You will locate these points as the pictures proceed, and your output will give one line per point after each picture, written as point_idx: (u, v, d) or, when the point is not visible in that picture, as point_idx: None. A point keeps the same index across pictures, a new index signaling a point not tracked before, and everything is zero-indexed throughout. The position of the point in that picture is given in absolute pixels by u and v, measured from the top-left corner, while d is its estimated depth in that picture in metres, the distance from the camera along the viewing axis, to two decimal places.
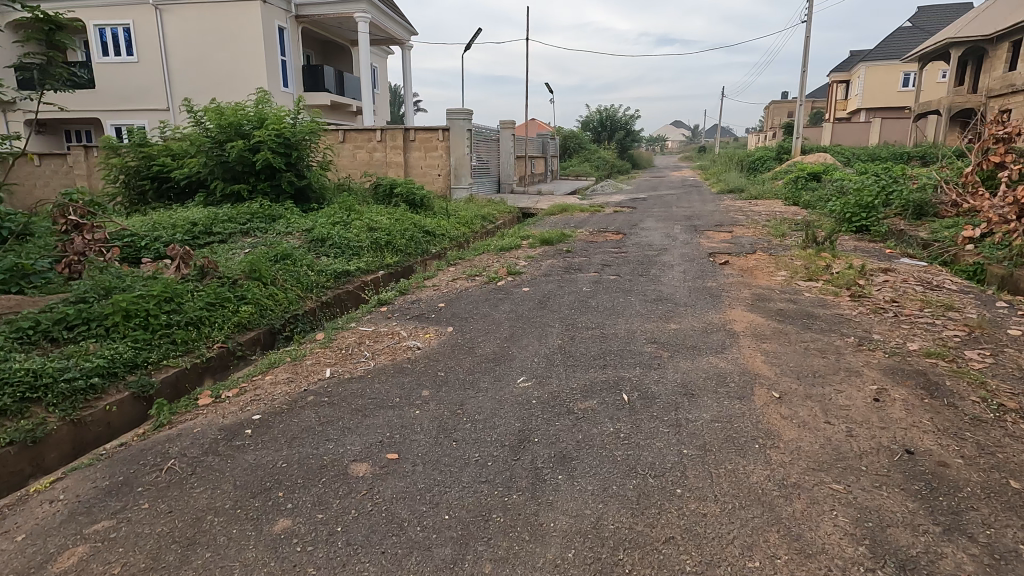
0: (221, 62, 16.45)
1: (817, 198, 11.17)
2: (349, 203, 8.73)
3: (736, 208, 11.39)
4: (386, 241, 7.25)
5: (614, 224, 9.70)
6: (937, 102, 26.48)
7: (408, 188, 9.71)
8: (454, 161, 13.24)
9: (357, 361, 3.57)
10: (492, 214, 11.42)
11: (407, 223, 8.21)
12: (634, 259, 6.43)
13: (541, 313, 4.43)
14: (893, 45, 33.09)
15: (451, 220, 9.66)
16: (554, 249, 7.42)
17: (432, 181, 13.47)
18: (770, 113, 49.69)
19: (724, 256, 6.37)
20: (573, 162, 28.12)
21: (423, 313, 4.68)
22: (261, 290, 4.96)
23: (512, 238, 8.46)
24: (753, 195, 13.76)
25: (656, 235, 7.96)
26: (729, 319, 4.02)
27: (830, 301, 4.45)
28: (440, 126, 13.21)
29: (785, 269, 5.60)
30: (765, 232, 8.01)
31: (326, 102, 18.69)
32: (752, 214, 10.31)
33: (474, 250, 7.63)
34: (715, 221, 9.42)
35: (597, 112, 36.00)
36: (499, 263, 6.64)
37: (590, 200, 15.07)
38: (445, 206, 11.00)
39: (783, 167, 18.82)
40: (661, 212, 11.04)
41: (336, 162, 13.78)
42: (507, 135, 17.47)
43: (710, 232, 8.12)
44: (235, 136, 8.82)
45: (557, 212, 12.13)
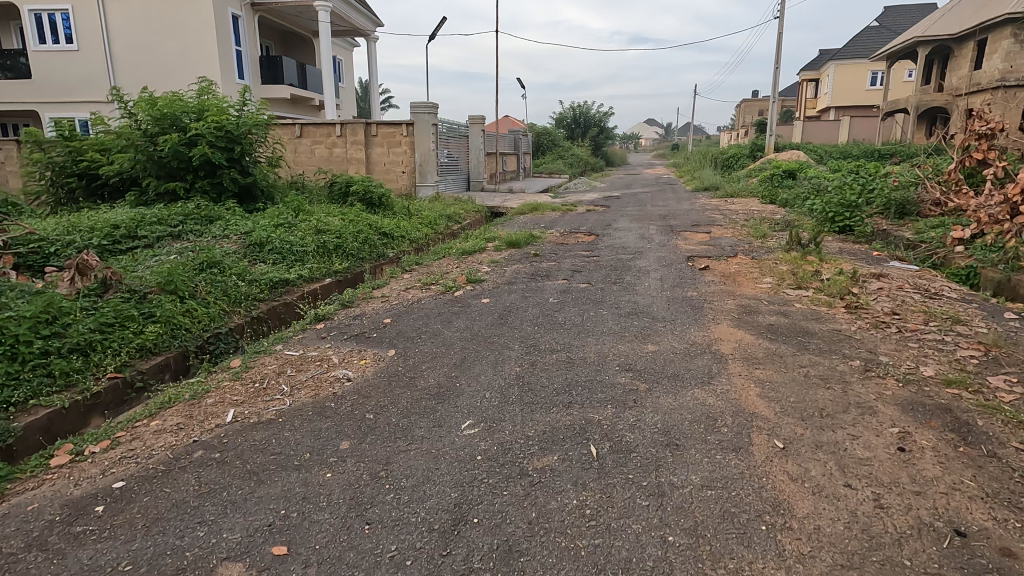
0: (170, 52, 15.40)
1: (795, 196, 10.82)
2: (299, 203, 7.99)
3: (713, 207, 10.96)
4: (335, 245, 6.56)
5: (586, 224, 9.16)
6: (904, 100, 26.74)
7: (365, 186, 9.00)
8: (420, 157, 12.59)
9: (269, 400, 2.92)
10: (459, 213, 10.78)
11: (360, 224, 7.52)
12: (607, 264, 5.88)
13: (500, 331, 3.84)
14: (861, 44, 33.40)
15: (413, 220, 8.99)
16: (521, 253, 6.84)
17: (396, 179, 12.76)
18: (742, 111, 50.03)
19: (703, 260, 5.87)
20: (546, 159, 27.59)
21: (365, 332, 4.05)
22: (174, 305, 4.24)
23: (476, 240, 7.85)
24: (729, 193, 13.40)
25: (631, 237, 7.45)
26: (713, 338, 3.49)
27: (824, 314, 3.97)
28: (404, 121, 12.50)
29: (770, 274, 5.13)
30: (745, 233, 7.56)
31: (286, 96, 17.74)
32: (730, 213, 9.88)
33: (434, 254, 7.00)
34: (691, 220, 8.95)
35: (570, 109, 35.52)
36: (460, 269, 6.03)
37: (563, 199, 14.54)
38: (408, 206, 10.32)
39: (757, 165, 18.57)
40: (635, 211, 10.57)
41: (293, 158, 12.96)
42: (477, 130, 16.82)
43: (687, 233, 7.64)
44: (170, 128, 7.99)
45: (527, 211, 11.56)
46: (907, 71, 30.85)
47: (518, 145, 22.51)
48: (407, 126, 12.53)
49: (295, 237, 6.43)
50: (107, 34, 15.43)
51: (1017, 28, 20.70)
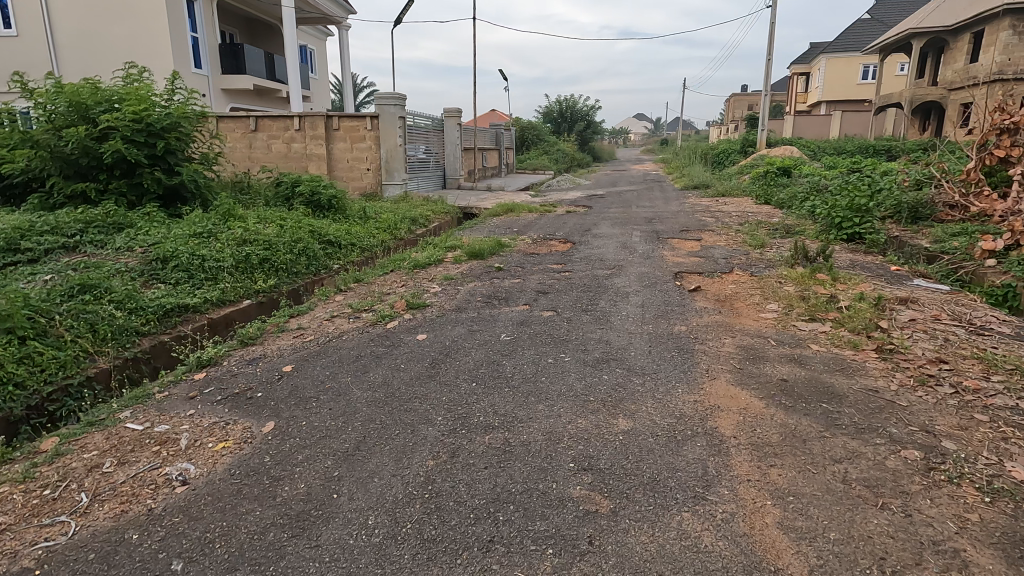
0: (118, 38, 14.23)
1: (792, 197, 9.92)
2: (231, 207, 6.97)
3: (702, 208, 10.07)
4: (261, 258, 5.58)
5: (563, 228, 8.24)
6: (897, 94, 26.08)
7: (313, 186, 7.99)
8: (385, 153, 11.56)
9: (47, 526, 1.95)
10: (426, 216, 9.78)
11: (300, 232, 6.55)
12: (580, 283, 4.96)
13: (424, 389, 2.89)
14: (853, 37, 32.68)
15: (368, 225, 8.00)
16: (484, 267, 5.90)
17: (361, 177, 11.71)
18: (731, 106, 49.31)
19: (694, 278, 4.96)
20: (531, 155, 26.58)
21: (253, 387, 3.09)
22: (7, 350, 3.25)
23: (435, 249, 6.88)
24: (719, 192, 12.53)
25: (610, 246, 6.54)
26: (706, 405, 2.56)
27: (848, 362, 3.06)
28: (368, 113, 11.47)
29: (773, 299, 4.22)
30: (740, 241, 6.68)
31: (249, 87, 16.60)
32: (721, 216, 8.99)
33: (382, 267, 6.02)
34: (679, 225, 8.05)
35: (557, 102, 34.48)
36: (405, 289, 5.06)
37: (543, 198, 13.61)
38: (367, 208, 9.31)
39: (749, 161, 17.71)
40: (618, 213, 9.67)
41: (248, 155, 11.90)
42: (452, 124, 15.78)
43: (675, 241, 6.74)
44: (80, 120, 6.90)
45: (502, 212, 10.59)
46: (899, 65, 30.19)
47: (500, 139, 21.48)
48: (371, 119, 11.51)
49: (213, 248, 5.43)
50: (48, 19, 14.24)
51: (1015, 20, 20.03)
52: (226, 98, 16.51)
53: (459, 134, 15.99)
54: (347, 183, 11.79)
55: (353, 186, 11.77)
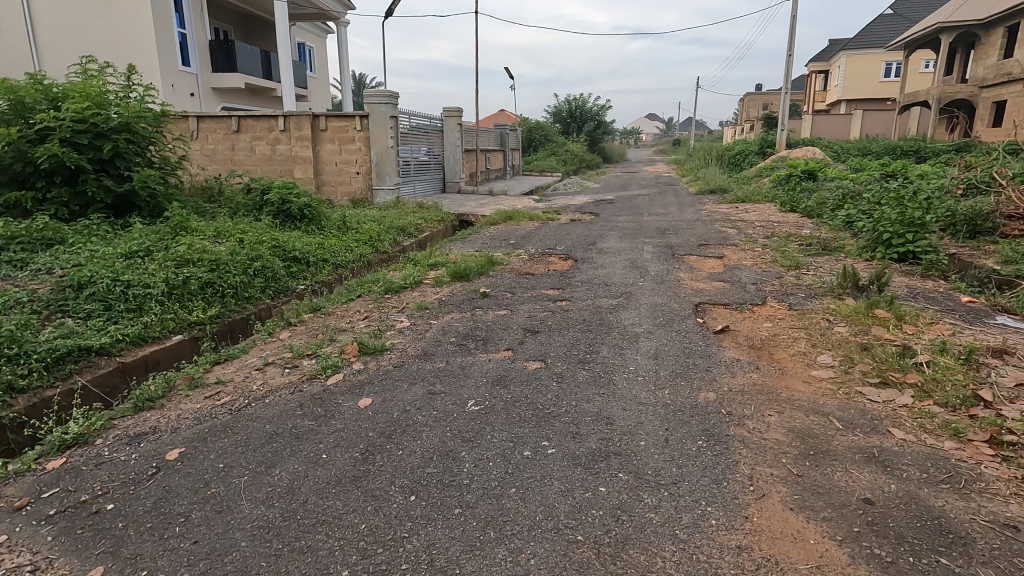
0: (102, 34, 13.56)
1: (823, 205, 8.91)
2: (185, 218, 6.14)
3: (721, 216, 9.12)
4: (204, 282, 4.74)
5: (564, 241, 7.35)
6: (924, 92, 24.83)
7: (284, 194, 7.16)
8: (376, 156, 10.73)
9: None
10: (416, 226, 8.92)
11: (260, 249, 5.72)
12: (579, 317, 4.06)
13: (339, 508, 2.00)
14: (875, 33, 31.34)
15: (345, 237, 7.15)
16: (467, 292, 5.01)
17: (350, 181, 10.95)
18: (746, 105, 48.02)
19: (719, 314, 4.03)
20: (538, 156, 25.68)
21: (107, 491, 2.21)
22: None
23: (416, 268, 6.02)
24: (738, 198, 11.55)
25: (617, 265, 5.63)
26: (755, 564, 1.65)
27: (955, 468, 2.11)
28: (356, 113, 10.63)
29: (825, 349, 3.28)
30: (769, 259, 5.75)
31: (241, 85, 15.89)
32: (743, 226, 8.04)
33: (349, 292, 5.16)
34: (697, 238, 7.13)
35: (566, 101, 33.50)
36: (366, 323, 4.19)
37: (547, 204, 12.72)
38: (350, 217, 8.49)
39: (768, 163, 16.68)
40: (628, 221, 8.78)
41: (232, 158, 11.17)
42: (453, 125, 14.89)
43: (691, 258, 5.84)
44: (15, 120, 6.09)
45: (501, 221, 9.69)
46: (925, 61, 28.84)
47: (505, 140, 20.59)
48: (361, 119, 10.69)
49: (145, 271, 4.59)
50: (29, 14, 13.59)
51: None
52: (217, 97, 15.82)
53: (460, 135, 15.10)
54: (335, 187, 11.05)
55: (342, 191, 11.03)
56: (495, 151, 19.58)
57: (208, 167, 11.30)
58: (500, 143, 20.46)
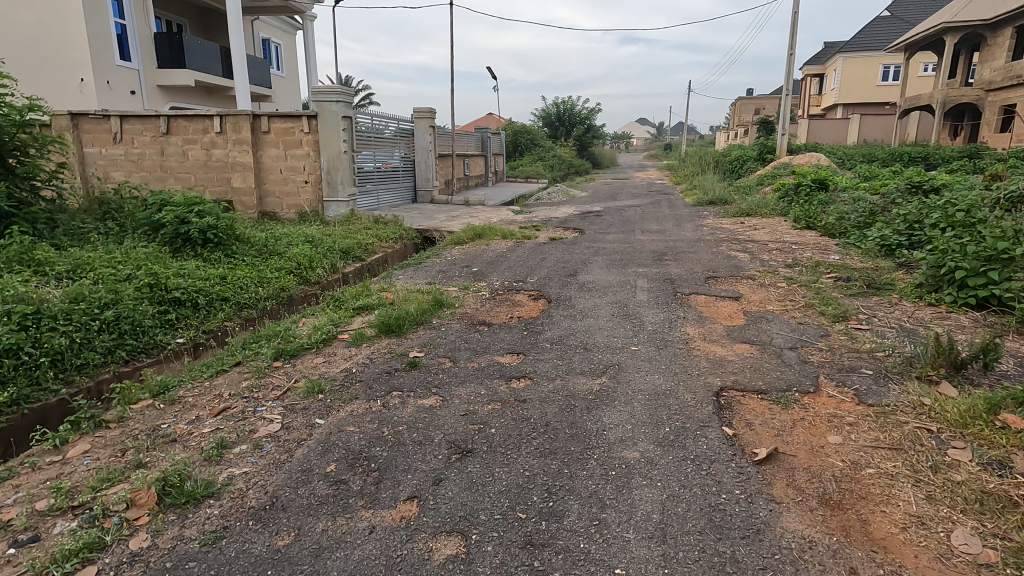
0: (26, 24, 12.05)
1: (848, 224, 7.55)
2: (31, 246, 4.65)
3: (726, 235, 7.75)
4: (4, 348, 3.29)
5: (538, 270, 5.94)
6: (926, 95, 23.77)
7: (184, 211, 5.70)
8: (326, 163, 9.29)
9: None
10: (363, 249, 7.46)
11: (124, 291, 4.27)
12: (537, 418, 2.63)
13: None
14: (873, 36, 30.36)
15: (261, 266, 5.70)
16: (390, 358, 3.58)
17: (297, 191, 9.52)
18: (738, 110, 46.98)
19: (752, 414, 2.62)
20: (524, 162, 24.32)
21: None
22: None
23: (338, 313, 4.58)
24: (742, 210, 10.21)
25: (600, 312, 4.24)
26: None
27: None
28: (303, 113, 9.17)
29: (959, 517, 1.87)
30: (799, 303, 4.37)
31: (192, 83, 14.41)
32: (755, 249, 6.66)
33: (227, 357, 3.72)
34: (700, 266, 5.76)
35: (554, 104, 32.22)
36: (213, 426, 2.75)
37: (526, 216, 11.33)
38: (281, 237, 7.04)
39: (770, 170, 15.38)
40: (616, 242, 7.41)
41: (161, 164, 9.72)
42: (425, 126, 13.45)
43: (697, 302, 4.45)
44: None
45: (469, 239, 8.26)
46: (925, 65, 27.83)
47: (486, 144, 19.18)
48: (308, 120, 9.24)
49: None
50: None
51: None
52: (163, 96, 14.33)
53: (433, 139, 13.66)
54: (280, 199, 9.60)
55: (288, 203, 9.59)
56: (475, 157, 18.18)
57: (134, 175, 9.83)
58: (481, 149, 19.08)
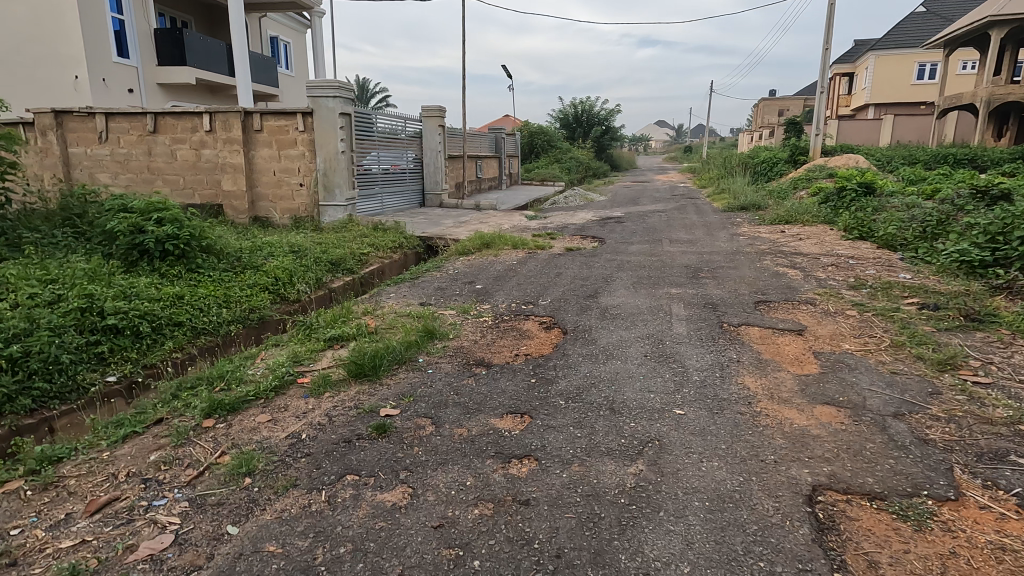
0: (18, 19, 11.51)
1: (911, 236, 6.54)
2: None
3: (768, 247, 6.80)
4: None
5: (552, 290, 5.07)
6: (968, 94, 22.37)
7: (141, 219, 4.93)
8: (323, 164, 8.54)
9: None
10: (356, 261, 6.67)
11: (43, 318, 3.49)
12: (543, 543, 1.76)
13: None
14: (908, 32, 28.94)
15: (230, 283, 4.92)
16: (354, 418, 2.72)
17: (292, 194, 8.77)
18: (761, 111, 45.57)
19: (873, 543, 1.72)
20: (540, 164, 23.44)
21: None
22: None
23: (308, 345, 3.76)
24: (780, 217, 9.22)
25: (627, 350, 3.37)
26: None
27: None
28: (298, 110, 8.42)
29: None
30: (883, 342, 3.44)
31: (193, 81, 13.81)
32: (805, 265, 5.71)
33: (151, 408, 2.90)
34: (744, 287, 4.84)
35: (572, 105, 31.26)
36: (83, 534, 1.93)
37: (541, 222, 10.45)
38: (262, 247, 6.27)
39: (804, 173, 14.31)
40: (641, 253, 6.51)
41: (149, 165, 9.06)
42: (433, 126, 12.65)
43: (751, 339, 3.54)
44: None
45: (475, 249, 7.39)
46: (964, 62, 26.38)
47: (500, 146, 18.36)
48: (304, 117, 8.48)
49: None
50: None
51: None
52: (163, 95, 13.75)
53: (442, 139, 12.87)
54: (274, 203, 8.86)
55: (282, 208, 8.85)
56: (489, 159, 17.36)
57: (121, 177, 9.19)
58: (494, 150, 18.27)
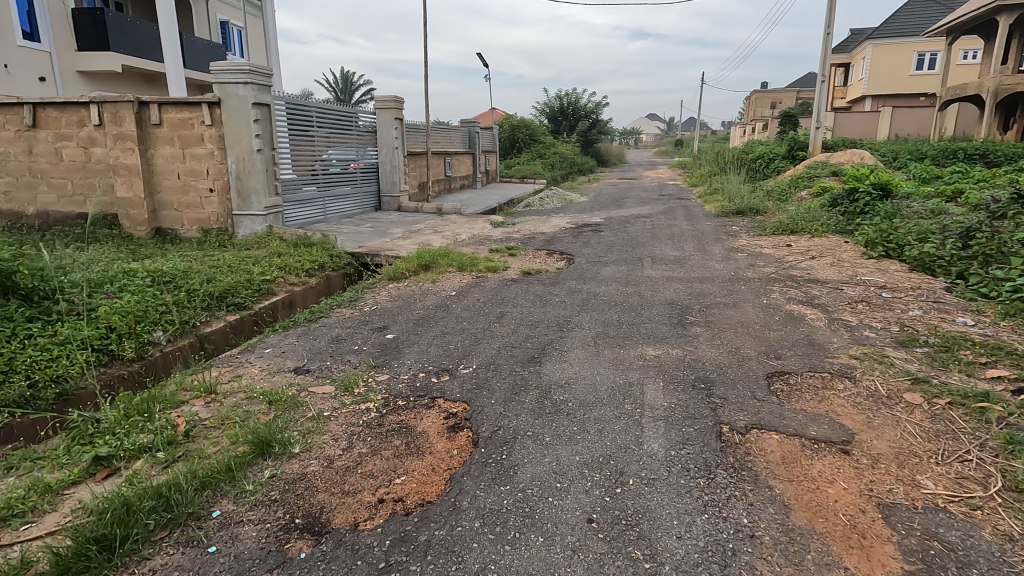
0: None
1: (953, 256, 5.19)
2: None
3: (775, 271, 5.41)
4: None
5: (482, 346, 3.65)
6: (974, 83, 21.09)
7: None
8: (235, 165, 7.06)
9: None
10: (249, 292, 5.21)
11: None
12: None
13: None
14: (907, 21, 27.68)
15: (24, 340, 3.49)
16: None
17: (201, 202, 7.29)
18: (752, 104, 44.27)
19: None
20: (521, 159, 21.98)
21: None
22: None
23: (59, 472, 2.34)
24: (783, 226, 7.85)
25: (560, 500, 1.98)
26: None
27: None
28: (202, 99, 6.92)
29: None
30: (992, 479, 2.05)
31: (119, 69, 12.25)
32: (827, 301, 4.33)
33: None
34: (749, 344, 3.45)
35: (557, 96, 29.75)
36: None
37: (507, 230, 9.02)
38: (119, 275, 4.82)
39: (805, 171, 12.97)
40: (613, 281, 5.11)
41: (30, 166, 7.53)
42: (389, 119, 11.15)
43: (770, 471, 2.13)
44: None
45: (411, 271, 5.92)
46: (966, 52, 25.18)
47: (474, 141, 16.85)
48: (210, 108, 6.99)
49: None
50: None
51: None
52: (86, 84, 12.15)
53: (399, 134, 11.36)
54: (179, 212, 7.36)
55: (190, 218, 7.36)
56: (461, 155, 15.88)
57: None
58: (468, 146, 16.80)
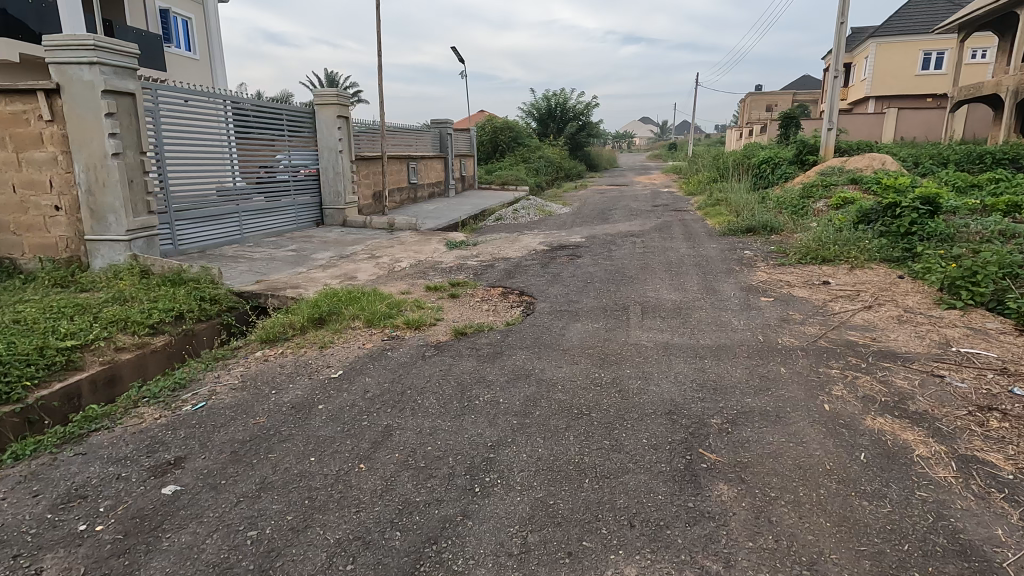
0: None
1: None
2: None
3: (822, 333, 3.67)
4: None
5: (305, 542, 1.86)
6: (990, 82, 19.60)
7: None
8: (83, 176, 5.27)
9: None
10: (24, 372, 3.32)
11: None
12: None
13: None
14: (912, 18, 26.27)
15: None
16: None
17: (42, 222, 5.46)
18: (748, 107, 42.83)
19: None
20: (504, 164, 20.26)
21: None
22: None
23: None
24: (809, 252, 6.13)
25: None
26: None
27: None
28: (35, 85, 5.12)
29: None
30: None
31: (16, 59, 10.16)
32: (934, 411, 2.57)
33: None
34: (835, 550, 1.69)
35: (544, 97, 28.11)
36: None
37: (464, 254, 7.25)
38: None
39: (820, 176, 11.29)
40: (583, 355, 3.34)
41: None
42: (330, 117, 9.34)
43: None
44: None
45: (298, 328, 4.13)
46: (976, 50, 23.79)
47: (446, 144, 15.08)
48: (50, 98, 5.20)
49: None
50: None
51: None
52: None
53: (343, 135, 9.55)
54: (14, 235, 5.51)
55: (29, 243, 5.50)
56: (430, 160, 14.11)
57: None
58: (439, 149, 15.04)
